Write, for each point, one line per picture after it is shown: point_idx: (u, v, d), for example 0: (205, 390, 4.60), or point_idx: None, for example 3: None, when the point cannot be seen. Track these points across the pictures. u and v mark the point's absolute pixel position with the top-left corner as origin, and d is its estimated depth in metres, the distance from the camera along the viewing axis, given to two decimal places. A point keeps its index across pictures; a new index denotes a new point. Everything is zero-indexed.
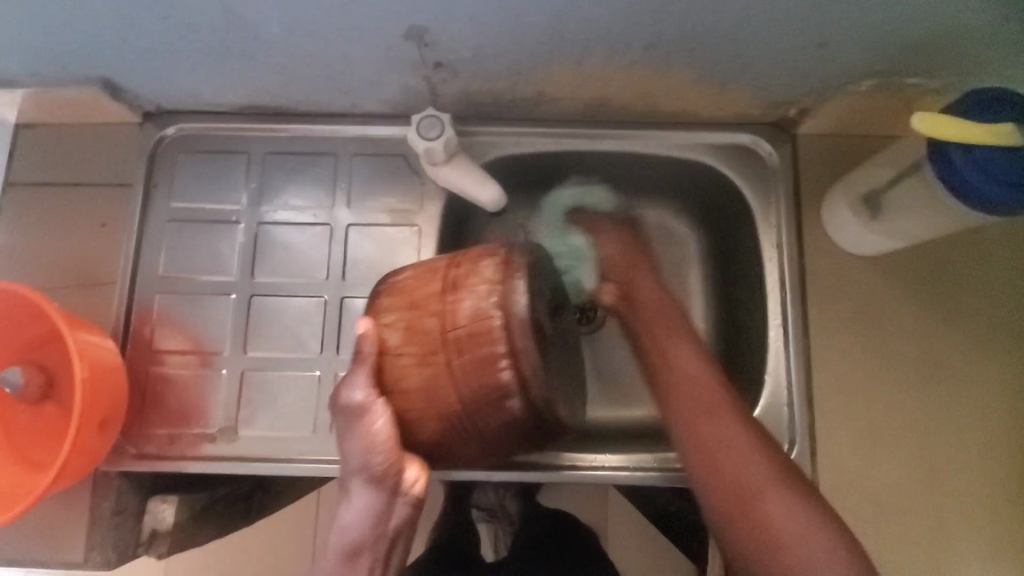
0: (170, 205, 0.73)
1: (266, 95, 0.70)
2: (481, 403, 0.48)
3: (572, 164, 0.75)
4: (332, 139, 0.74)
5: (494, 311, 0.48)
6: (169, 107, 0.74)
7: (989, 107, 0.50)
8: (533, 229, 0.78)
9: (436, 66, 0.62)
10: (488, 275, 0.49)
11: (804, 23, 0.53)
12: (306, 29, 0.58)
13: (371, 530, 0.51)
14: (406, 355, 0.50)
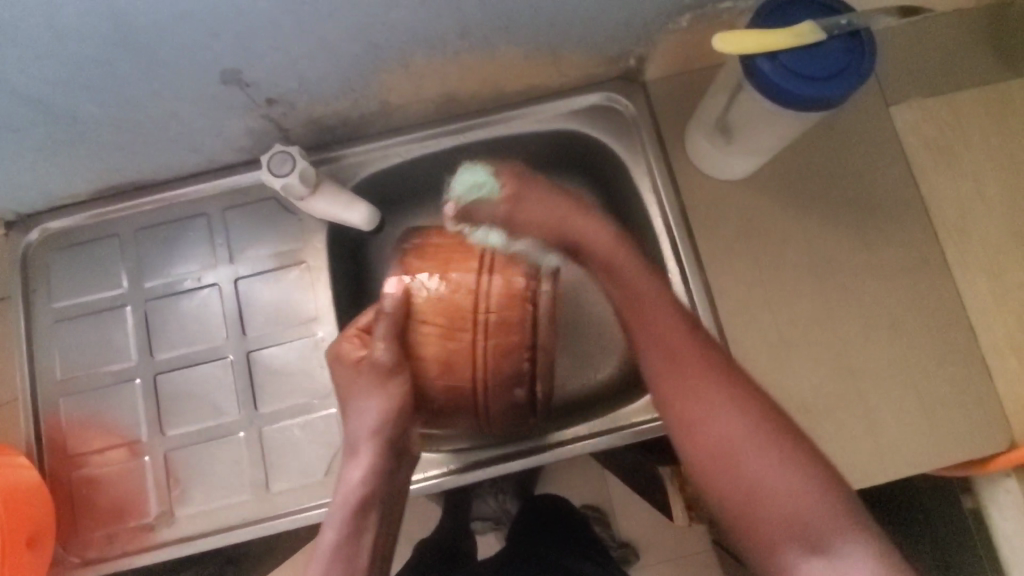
0: (53, 307, 0.72)
1: (119, 174, 0.69)
2: (499, 383, 0.60)
3: (445, 163, 0.75)
4: (199, 199, 0.72)
5: (528, 300, 0.59)
6: (28, 210, 0.72)
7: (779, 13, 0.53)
8: None
9: (269, 103, 0.62)
10: (525, 269, 0.60)
11: None
12: (123, 101, 0.57)
13: (375, 488, 0.58)
14: (431, 326, 0.59)
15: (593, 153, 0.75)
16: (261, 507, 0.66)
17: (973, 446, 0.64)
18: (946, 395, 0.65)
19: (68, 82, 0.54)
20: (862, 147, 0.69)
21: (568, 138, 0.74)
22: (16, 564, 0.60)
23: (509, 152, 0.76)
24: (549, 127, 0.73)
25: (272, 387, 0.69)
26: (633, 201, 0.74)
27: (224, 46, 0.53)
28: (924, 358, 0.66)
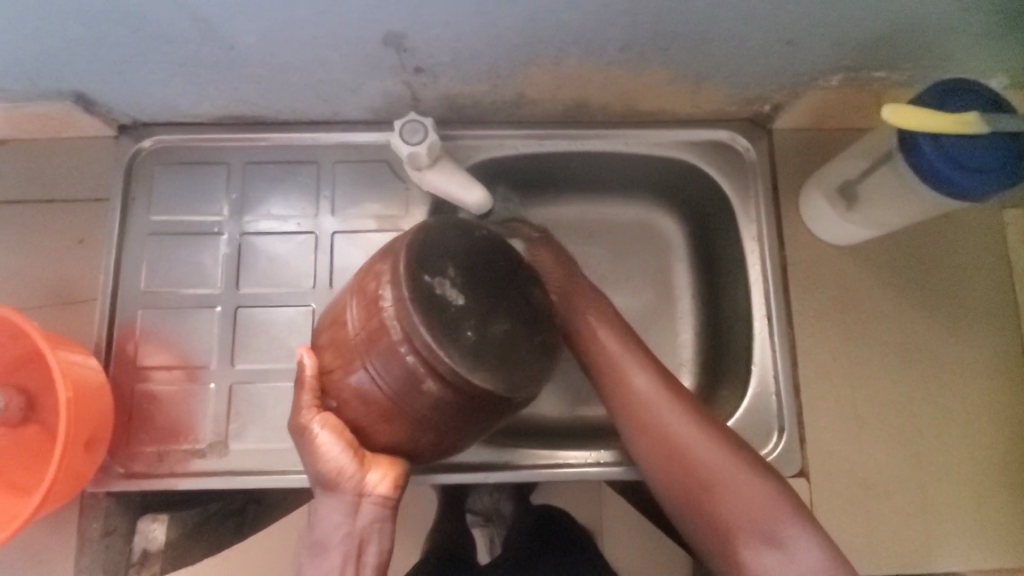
0: (150, 219, 0.72)
1: (245, 105, 0.70)
2: (404, 387, 0.47)
3: (555, 165, 0.76)
4: (314, 147, 0.73)
5: (382, 305, 0.47)
6: (145, 119, 0.73)
7: (943, 96, 0.54)
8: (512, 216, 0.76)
9: (416, 71, 0.63)
10: (383, 275, 0.49)
11: (770, 23, 0.56)
12: (284, 37, 0.58)
13: (341, 533, 0.51)
14: (336, 369, 0.50)
15: (702, 188, 0.76)
16: None
17: (1020, 559, 0.65)
18: (1002, 500, 0.66)
19: (242, 8, 0.54)
20: (967, 242, 0.70)
21: (680, 168, 0.75)
22: (72, 463, 0.60)
23: (617, 169, 0.77)
24: (666, 153, 0.74)
25: None
26: (730, 243, 0.74)
27: (402, 7, 0.54)
28: (987, 460, 0.66)
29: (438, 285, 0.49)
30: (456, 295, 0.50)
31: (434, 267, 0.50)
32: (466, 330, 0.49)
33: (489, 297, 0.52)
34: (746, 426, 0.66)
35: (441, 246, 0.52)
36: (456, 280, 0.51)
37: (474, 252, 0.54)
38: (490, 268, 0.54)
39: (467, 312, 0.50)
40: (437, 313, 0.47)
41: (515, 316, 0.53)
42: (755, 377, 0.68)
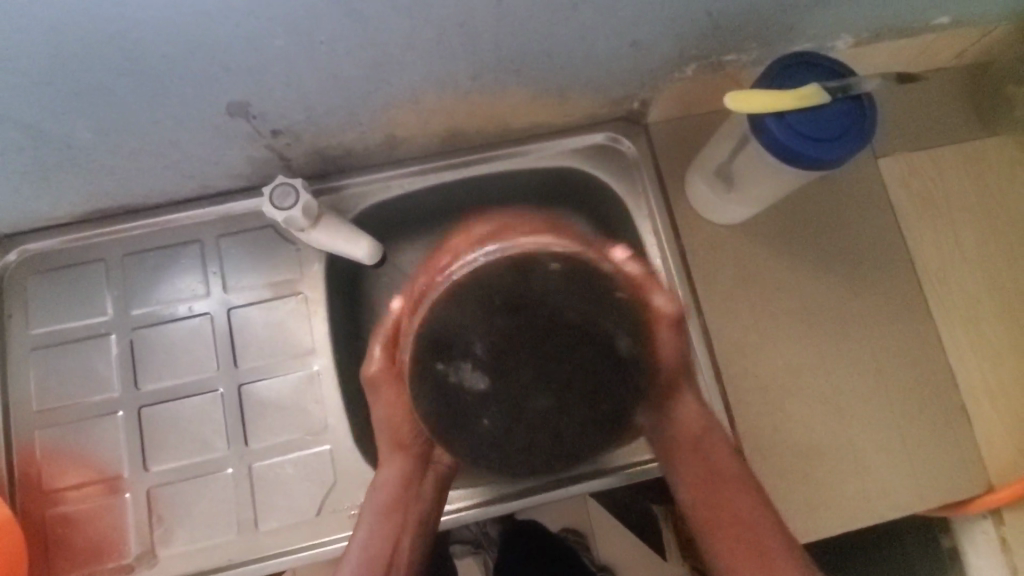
0: (30, 333, 0.68)
1: (109, 197, 0.67)
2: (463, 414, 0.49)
3: (446, 196, 0.75)
4: (193, 226, 0.71)
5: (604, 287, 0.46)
6: (6, 231, 0.68)
7: (779, 76, 0.55)
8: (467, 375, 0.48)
9: (274, 134, 0.62)
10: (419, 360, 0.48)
11: (606, 30, 0.56)
12: (122, 127, 0.56)
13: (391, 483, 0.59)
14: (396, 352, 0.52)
15: (595, 194, 0.75)
16: (247, 552, 0.64)
17: (957, 488, 0.67)
18: (931, 436, 0.68)
19: (65, 107, 0.52)
20: (851, 197, 0.72)
21: (570, 176, 0.75)
22: None
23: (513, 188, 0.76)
24: (552, 165, 0.74)
25: (262, 425, 0.67)
26: None
27: (234, 77, 0.53)
28: (909, 399, 0.68)
29: (455, 370, 0.48)
30: (480, 380, 0.48)
31: (461, 344, 0.47)
32: (481, 418, 0.49)
33: (526, 377, 0.49)
34: None
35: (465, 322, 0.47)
36: (481, 362, 0.48)
37: (514, 343, 0.47)
38: (548, 322, 0.47)
39: (490, 399, 0.49)
40: (449, 415, 0.49)
41: (563, 395, 0.49)
42: None
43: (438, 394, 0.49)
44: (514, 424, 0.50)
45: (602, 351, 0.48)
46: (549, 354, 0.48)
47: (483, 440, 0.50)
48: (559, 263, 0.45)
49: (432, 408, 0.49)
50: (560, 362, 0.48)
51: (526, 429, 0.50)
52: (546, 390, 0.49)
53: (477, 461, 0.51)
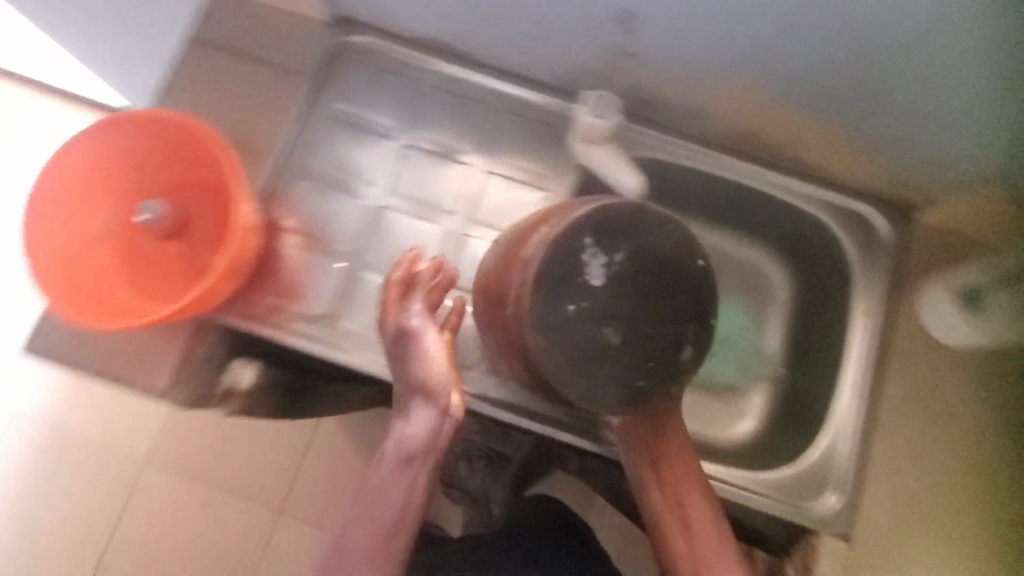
0: (331, 104, 0.78)
1: (453, 34, 0.75)
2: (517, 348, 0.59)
3: (698, 183, 0.78)
4: (493, 91, 0.79)
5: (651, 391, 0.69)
6: (359, 14, 0.78)
7: None
8: (592, 262, 0.58)
9: (624, 53, 0.68)
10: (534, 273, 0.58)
11: (974, 109, 0.60)
12: None
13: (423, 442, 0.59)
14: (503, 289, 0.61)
15: (825, 253, 0.79)
16: None
17: None
18: None
19: None
20: (969, 365, 0.74)
21: (812, 225, 0.78)
22: (215, 288, 0.65)
23: (758, 209, 0.80)
24: (806, 208, 0.77)
25: (467, 278, 0.75)
26: (837, 314, 0.77)
27: None
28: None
29: (592, 257, 0.58)
30: (599, 277, 0.59)
31: (611, 238, 0.59)
32: (569, 303, 0.58)
33: (629, 303, 0.60)
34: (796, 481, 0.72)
35: (630, 232, 0.60)
36: (609, 268, 0.59)
37: (640, 277, 0.60)
38: (654, 279, 0.61)
39: (599, 297, 0.59)
40: (557, 272, 0.57)
41: (636, 341, 0.60)
42: (826, 441, 0.73)
43: (557, 266, 0.57)
44: (579, 322, 0.58)
45: (679, 344, 0.61)
46: (658, 310, 0.61)
47: (564, 340, 0.57)
48: (704, 262, 0.62)
49: (550, 276, 0.56)
50: (662, 323, 0.61)
51: (596, 353, 0.59)
52: (626, 333, 0.60)
53: (548, 333, 0.57)
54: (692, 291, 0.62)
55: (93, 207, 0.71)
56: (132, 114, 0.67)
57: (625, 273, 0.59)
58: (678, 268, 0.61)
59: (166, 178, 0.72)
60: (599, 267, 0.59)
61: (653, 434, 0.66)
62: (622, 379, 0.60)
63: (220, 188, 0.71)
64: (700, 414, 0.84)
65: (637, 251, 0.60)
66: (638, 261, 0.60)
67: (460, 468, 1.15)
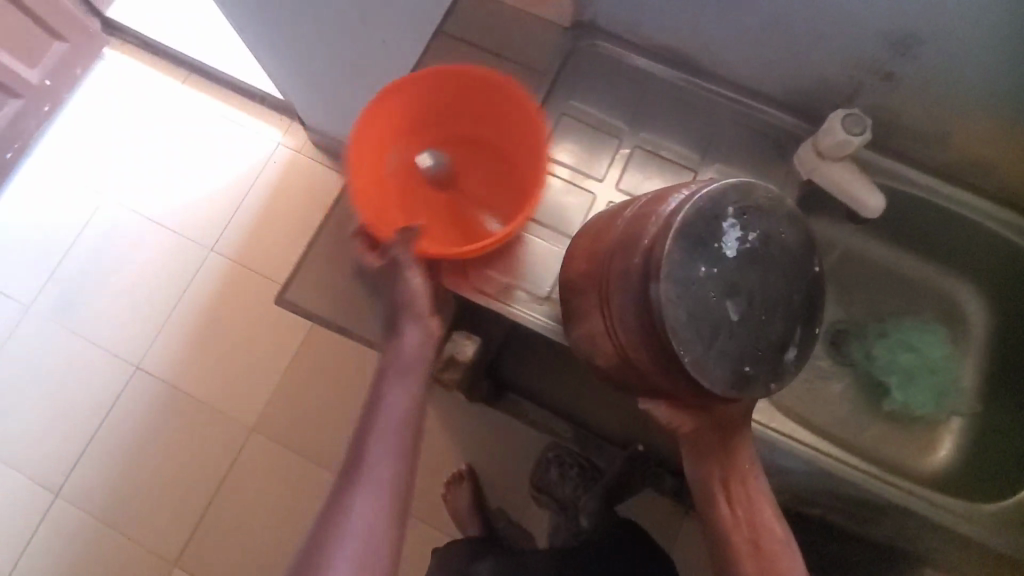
0: (564, 103, 0.83)
1: (698, 46, 0.79)
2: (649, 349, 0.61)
3: (945, 229, 0.88)
4: (720, 101, 0.82)
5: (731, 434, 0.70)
6: (599, 23, 0.84)
7: None
8: (732, 237, 0.62)
9: (886, 77, 0.73)
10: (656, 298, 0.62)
11: None
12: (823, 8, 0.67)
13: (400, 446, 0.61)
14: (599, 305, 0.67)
15: None
16: None
17: None
18: None
19: None
20: None
21: None
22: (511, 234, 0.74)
23: (989, 255, 0.89)
24: None
25: None
26: None
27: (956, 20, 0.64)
28: None
29: (730, 233, 0.63)
30: (732, 251, 0.62)
31: (750, 216, 0.63)
32: (699, 267, 0.61)
33: (760, 278, 0.63)
34: None
35: (769, 218, 0.64)
36: (742, 241, 0.63)
37: (772, 262, 0.64)
38: (785, 268, 0.64)
39: (726, 272, 0.63)
40: (701, 226, 0.61)
41: (756, 320, 0.63)
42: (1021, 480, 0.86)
43: (692, 241, 0.61)
44: (705, 287, 0.61)
45: (804, 324, 0.65)
46: (773, 288, 0.64)
47: (689, 296, 0.60)
48: (820, 266, 0.66)
49: (696, 222, 0.61)
50: (778, 317, 0.64)
51: (722, 329, 0.62)
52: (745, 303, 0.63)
53: (678, 296, 0.60)
54: (805, 297, 0.65)
55: (381, 154, 0.90)
56: (505, 81, 0.79)
57: (746, 257, 0.63)
58: (791, 258, 0.64)
59: (438, 135, 0.95)
60: (733, 246, 0.62)
61: (711, 437, 0.70)
62: (735, 362, 0.62)
63: (493, 149, 0.96)
64: (904, 440, 0.92)
65: (769, 235, 0.64)
66: (768, 246, 0.63)
67: (553, 474, 1.43)
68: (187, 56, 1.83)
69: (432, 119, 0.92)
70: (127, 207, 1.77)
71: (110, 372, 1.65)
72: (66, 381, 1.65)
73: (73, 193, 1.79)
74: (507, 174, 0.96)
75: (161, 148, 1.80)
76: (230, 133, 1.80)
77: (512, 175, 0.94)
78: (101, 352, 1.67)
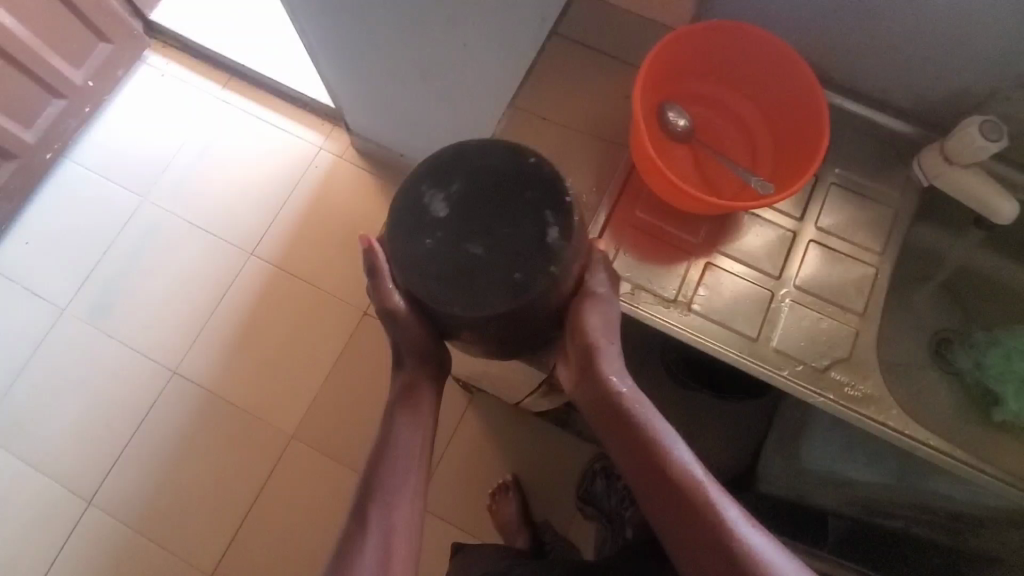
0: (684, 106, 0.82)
1: (820, 50, 0.80)
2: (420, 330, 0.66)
3: None
4: (839, 109, 0.83)
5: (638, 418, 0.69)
6: None
7: None
8: (437, 193, 0.60)
9: (1021, 83, 0.71)
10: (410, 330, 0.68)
11: None
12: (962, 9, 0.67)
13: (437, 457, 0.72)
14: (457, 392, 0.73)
15: None
16: (752, 355, 0.73)
17: None
18: None
19: None
20: None
21: None
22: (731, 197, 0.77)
23: None
24: None
25: (812, 280, 0.76)
26: None
27: None
28: None
29: (432, 194, 0.60)
30: (442, 208, 0.60)
31: (447, 176, 0.60)
32: (429, 237, 0.59)
33: (475, 221, 0.59)
34: None
35: (466, 161, 0.61)
36: (449, 199, 0.60)
37: (490, 183, 0.60)
38: (494, 190, 0.59)
39: (446, 228, 0.59)
40: (409, 217, 0.60)
41: (499, 249, 0.58)
42: None
43: (408, 205, 0.61)
44: (439, 246, 0.59)
45: (538, 231, 0.58)
46: (510, 232, 0.59)
47: (421, 265, 0.59)
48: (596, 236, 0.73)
49: (405, 209, 0.60)
50: (500, 232, 0.59)
51: (483, 282, 0.58)
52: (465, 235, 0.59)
53: (434, 287, 0.59)
54: (537, 193, 0.60)
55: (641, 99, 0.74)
56: (742, 32, 0.71)
57: (452, 193, 0.60)
58: (512, 178, 0.60)
59: (686, 88, 0.81)
60: (439, 200, 0.60)
61: (653, 471, 0.66)
62: (500, 279, 0.58)
63: (772, 88, 0.77)
64: None
65: (453, 195, 0.60)
66: (477, 184, 0.59)
67: (598, 486, 1.36)
68: (217, 53, 1.73)
69: (702, 59, 0.77)
70: (146, 203, 1.66)
71: (136, 373, 1.53)
72: (87, 381, 1.53)
73: (101, 190, 1.67)
74: (784, 124, 0.78)
75: (191, 148, 1.70)
76: (263, 132, 1.71)
77: (786, 125, 0.77)
78: (128, 351, 1.55)
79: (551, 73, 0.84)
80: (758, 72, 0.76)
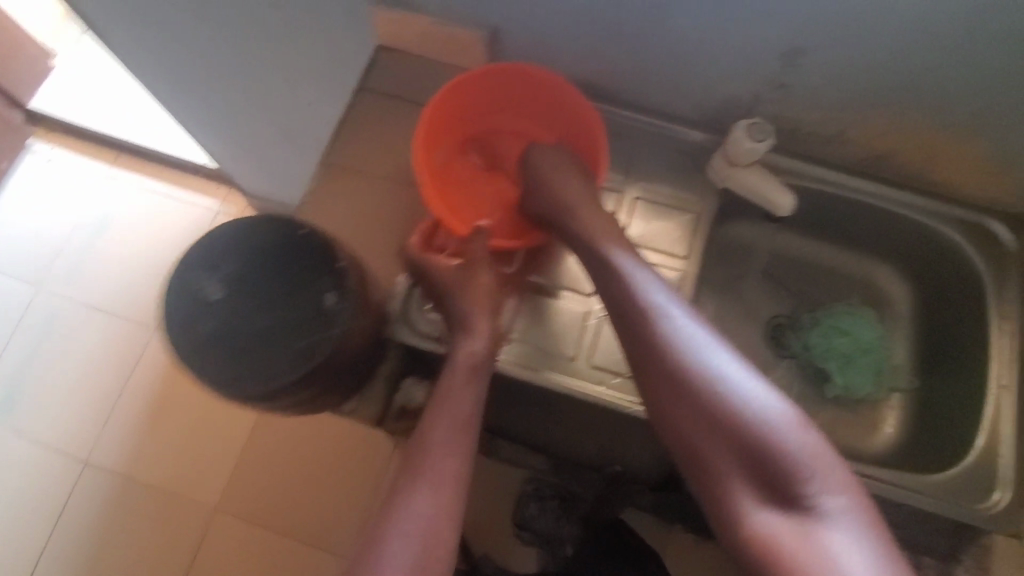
0: None
1: (604, 76, 0.83)
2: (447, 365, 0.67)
3: (843, 213, 0.86)
4: (637, 127, 0.86)
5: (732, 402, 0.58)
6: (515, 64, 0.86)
7: None
8: (210, 276, 0.59)
9: (777, 87, 0.75)
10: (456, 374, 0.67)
11: None
12: (702, 29, 0.70)
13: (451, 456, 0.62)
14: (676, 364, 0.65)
15: (939, 260, 0.85)
16: (571, 374, 0.75)
17: None
18: None
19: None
20: None
21: (938, 241, 0.83)
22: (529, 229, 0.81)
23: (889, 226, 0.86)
24: (933, 224, 0.82)
25: None
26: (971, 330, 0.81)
27: (823, 31, 0.66)
28: None
29: (204, 279, 0.59)
30: (217, 291, 0.59)
31: (218, 260, 0.60)
32: (207, 321, 0.58)
33: (251, 297, 0.59)
34: (970, 477, 0.72)
35: (235, 241, 0.61)
36: (222, 281, 0.59)
37: (263, 259, 0.60)
38: (267, 265, 0.60)
39: (221, 309, 0.59)
40: (182, 305, 0.58)
41: (280, 320, 0.58)
42: (979, 448, 0.74)
43: (181, 294, 0.59)
44: (219, 329, 0.58)
45: (314, 296, 0.59)
46: (288, 303, 0.59)
47: (201, 350, 0.57)
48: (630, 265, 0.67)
49: (177, 298, 0.59)
50: (280, 305, 0.59)
51: (268, 354, 0.57)
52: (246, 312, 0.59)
53: (219, 368, 0.57)
54: (311, 260, 0.61)
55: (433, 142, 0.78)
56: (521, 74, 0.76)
57: (226, 274, 0.60)
58: (284, 251, 0.61)
59: (488, 124, 0.85)
60: (213, 283, 0.59)
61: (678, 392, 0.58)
62: (284, 348, 0.57)
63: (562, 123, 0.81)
64: (834, 423, 0.87)
65: (227, 276, 0.60)
66: (250, 263, 0.60)
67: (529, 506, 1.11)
68: None
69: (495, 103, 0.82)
70: None
71: None
72: None
73: None
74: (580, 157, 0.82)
75: None
76: None
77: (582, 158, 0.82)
78: None
79: (360, 129, 0.86)
80: (548, 108, 0.81)
